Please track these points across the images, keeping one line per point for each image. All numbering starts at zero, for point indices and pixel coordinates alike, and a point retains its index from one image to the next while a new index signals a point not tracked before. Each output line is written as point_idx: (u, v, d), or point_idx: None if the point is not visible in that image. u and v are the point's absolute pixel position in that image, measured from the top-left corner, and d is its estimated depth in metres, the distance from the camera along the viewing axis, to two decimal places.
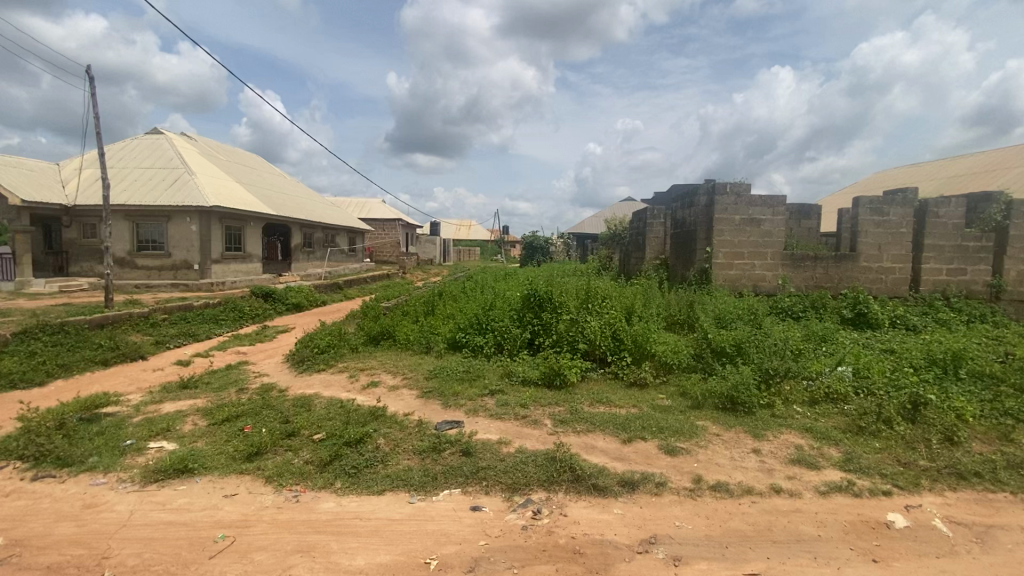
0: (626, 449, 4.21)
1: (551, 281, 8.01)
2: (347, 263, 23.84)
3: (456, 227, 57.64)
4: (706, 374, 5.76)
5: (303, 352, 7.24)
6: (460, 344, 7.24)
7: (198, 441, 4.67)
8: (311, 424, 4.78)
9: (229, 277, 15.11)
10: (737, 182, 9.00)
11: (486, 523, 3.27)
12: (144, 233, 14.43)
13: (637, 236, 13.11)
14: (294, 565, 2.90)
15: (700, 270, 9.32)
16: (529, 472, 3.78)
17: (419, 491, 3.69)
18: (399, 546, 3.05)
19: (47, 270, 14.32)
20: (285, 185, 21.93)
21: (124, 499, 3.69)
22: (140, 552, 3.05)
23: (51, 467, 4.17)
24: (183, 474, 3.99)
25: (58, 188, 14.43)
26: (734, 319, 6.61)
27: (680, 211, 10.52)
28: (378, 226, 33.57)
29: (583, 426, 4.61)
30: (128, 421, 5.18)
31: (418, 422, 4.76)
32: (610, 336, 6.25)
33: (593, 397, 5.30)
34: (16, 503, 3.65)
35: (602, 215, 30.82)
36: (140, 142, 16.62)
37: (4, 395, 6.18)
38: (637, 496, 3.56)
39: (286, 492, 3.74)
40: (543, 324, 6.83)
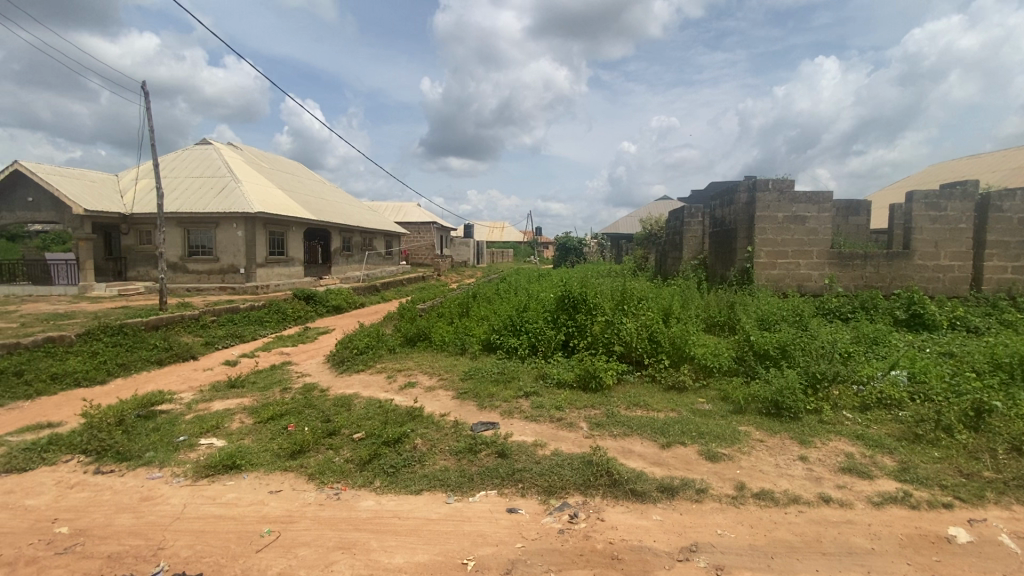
0: (665, 454, 4.12)
1: (586, 283, 7.95)
2: (384, 266, 24.37)
3: (489, 229, 58.08)
4: (748, 379, 5.57)
5: (343, 353, 7.44)
6: (494, 346, 7.26)
7: (245, 438, 4.86)
8: (350, 423, 4.90)
9: (272, 280, 15.69)
10: (779, 178, 8.68)
11: (522, 526, 3.27)
12: (194, 239, 15.15)
13: (673, 235, 12.85)
14: (336, 562, 2.97)
15: (741, 270, 9.03)
16: (566, 475, 3.75)
17: (456, 491, 3.72)
18: (436, 546, 3.08)
19: (108, 275, 15.26)
20: (324, 191, 22.59)
21: (178, 492, 3.88)
22: (192, 545, 3.19)
23: (111, 461, 4.42)
24: (232, 470, 4.17)
25: (117, 197, 15.33)
26: (778, 321, 6.36)
27: (718, 210, 10.22)
28: (414, 229, 34.17)
29: (620, 430, 4.54)
30: (180, 418, 5.44)
31: (454, 422, 4.81)
32: (647, 339, 6.13)
33: (629, 400, 5.22)
34: (81, 494, 3.89)
35: (637, 215, 30.34)
36: (190, 152, 17.47)
37: (71, 393, 6.61)
38: (677, 502, 3.47)
39: (327, 490, 3.84)
40: (578, 326, 6.78)
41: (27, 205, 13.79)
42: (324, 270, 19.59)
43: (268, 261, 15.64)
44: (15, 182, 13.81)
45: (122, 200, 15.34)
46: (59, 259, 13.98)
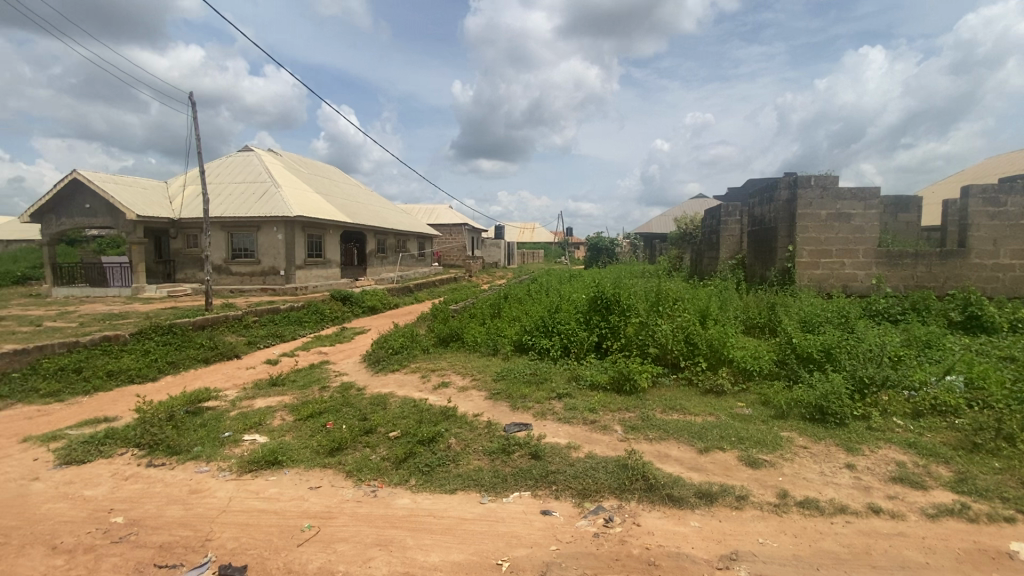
0: (703, 459, 4.02)
1: (619, 283, 7.86)
2: (416, 267, 24.74)
3: (520, 231, 58.15)
4: (791, 383, 5.39)
5: (379, 353, 7.60)
6: (526, 347, 7.25)
7: (287, 434, 5.01)
8: (386, 421, 4.99)
9: (311, 282, 16.17)
10: (823, 174, 8.34)
11: (557, 528, 3.25)
12: (237, 242, 15.75)
13: (709, 235, 12.56)
14: (374, 558, 3.03)
15: (782, 270, 8.74)
16: (600, 478, 3.71)
17: (490, 491, 3.74)
18: (471, 546, 3.10)
19: (158, 277, 16.07)
20: (360, 195, 23.10)
21: (224, 486, 4.04)
22: (237, 537, 3.31)
23: (162, 455, 4.64)
24: (274, 466, 4.31)
25: (166, 203, 16.08)
26: (822, 323, 6.12)
27: (758, 208, 9.90)
28: (445, 231, 34.53)
29: (656, 433, 4.46)
30: (225, 414, 5.66)
31: (487, 423, 4.83)
32: (683, 341, 6.00)
33: (665, 403, 5.12)
34: (135, 486, 4.10)
35: (670, 214, 29.76)
36: (233, 159, 18.18)
37: (125, 390, 6.98)
38: (716, 509, 3.38)
39: (364, 487, 3.92)
40: (611, 328, 6.71)
41: (85, 211, 14.62)
42: (359, 271, 20.05)
43: (307, 263, 16.12)
44: (74, 190, 14.64)
45: (171, 205, 16.08)
46: (114, 262, 14.82)
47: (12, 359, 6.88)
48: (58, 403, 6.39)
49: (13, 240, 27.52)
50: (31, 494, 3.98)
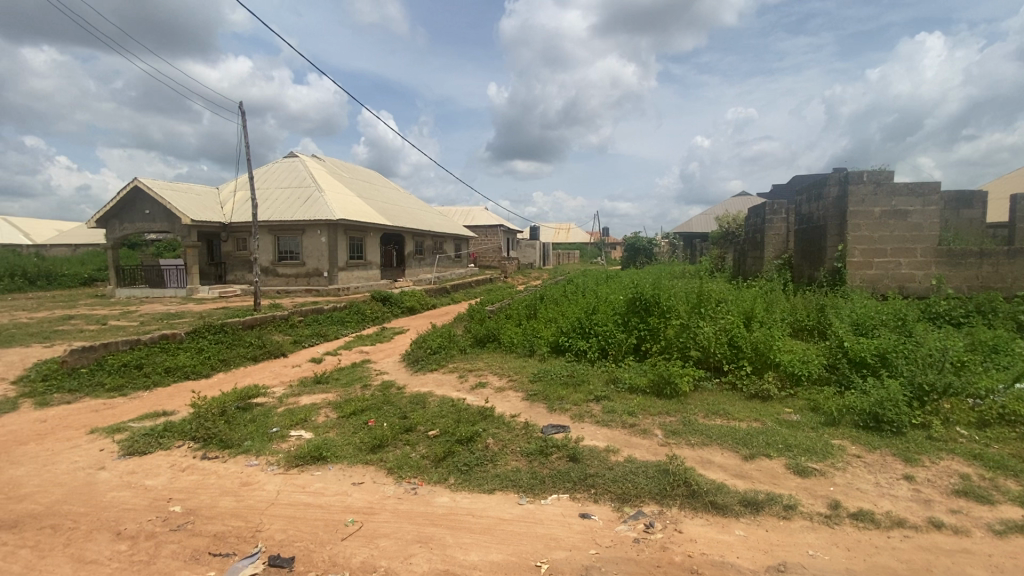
0: (748, 466, 3.89)
1: (658, 284, 7.71)
2: (453, 268, 25.05)
3: (555, 231, 57.99)
4: (842, 389, 5.15)
5: (418, 353, 7.74)
6: (563, 348, 7.22)
7: (331, 431, 5.17)
8: (425, 420, 5.07)
9: (352, 283, 16.63)
10: (876, 169, 7.94)
11: (596, 532, 3.22)
12: (283, 245, 16.36)
13: (754, 234, 12.14)
14: (414, 555, 3.08)
15: (832, 270, 8.37)
16: (641, 483, 3.65)
17: (529, 492, 3.74)
18: (509, 546, 3.11)
19: (210, 279, 16.92)
20: (398, 198, 23.58)
21: (272, 479, 4.20)
22: (285, 529, 3.44)
23: (215, 448, 4.87)
24: (319, 461, 4.45)
25: (218, 208, 16.89)
26: (876, 326, 5.83)
27: (805, 205, 9.52)
28: (481, 233, 34.82)
29: (698, 438, 4.35)
30: (273, 410, 5.89)
31: (525, 424, 4.83)
32: (727, 343, 5.82)
33: (708, 408, 4.98)
34: (191, 477, 4.33)
35: (710, 213, 29.02)
36: (279, 165, 18.90)
37: (182, 385, 7.38)
38: (762, 518, 3.27)
39: (405, 484, 4.00)
40: (650, 330, 6.60)
41: (145, 217, 15.53)
42: (398, 273, 20.50)
43: (348, 265, 16.58)
44: (135, 197, 15.57)
45: (222, 210, 16.87)
46: (171, 264, 15.69)
47: (81, 356, 7.38)
48: (121, 397, 6.82)
49: (81, 243, 29.54)
50: (98, 482, 4.26)
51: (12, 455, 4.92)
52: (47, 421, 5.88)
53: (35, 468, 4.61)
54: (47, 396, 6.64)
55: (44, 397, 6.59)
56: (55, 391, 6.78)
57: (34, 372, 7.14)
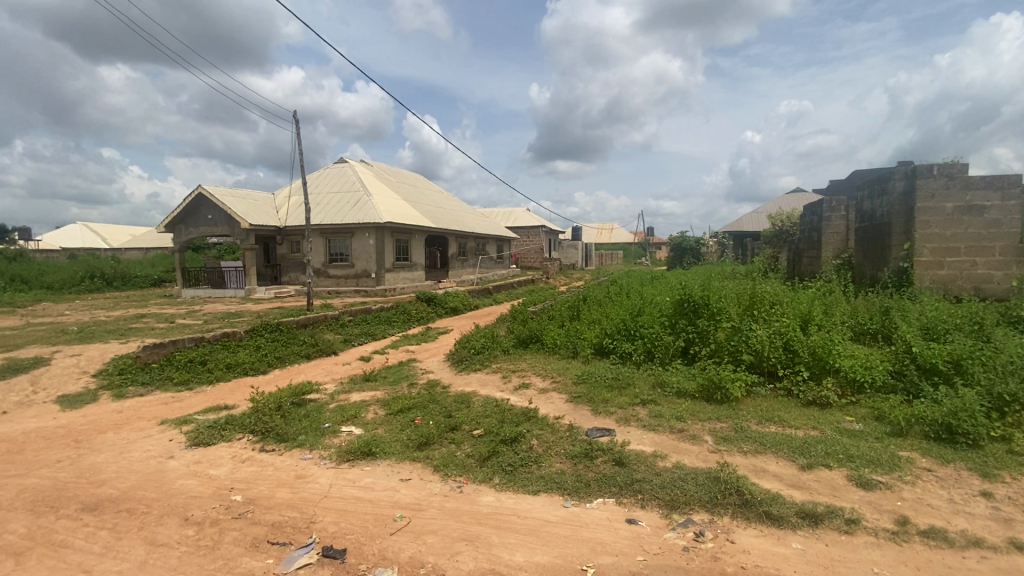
0: (806, 476, 3.71)
1: (707, 285, 7.49)
2: (495, 270, 25.26)
3: (598, 231, 57.40)
4: (910, 398, 4.84)
5: (462, 352, 7.86)
6: (608, 350, 7.13)
7: (379, 428, 5.32)
8: (470, 419, 5.14)
9: (398, 285, 17.07)
10: (948, 162, 7.40)
11: (642, 538, 3.16)
12: (334, 247, 16.97)
13: (810, 233, 11.57)
14: (461, 552, 3.12)
15: (897, 270, 7.87)
16: (690, 490, 3.55)
17: (573, 495, 3.72)
18: (555, 548, 3.10)
19: (267, 279, 17.80)
20: (442, 201, 23.99)
21: (325, 473, 4.37)
22: (337, 522, 3.57)
23: (272, 441, 5.11)
24: (368, 456, 4.60)
25: (273, 213, 17.74)
26: (949, 331, 5.43)
27: (867, 201, 8.99)
28: (524, 234, 34.94)
29: (750, 446, 4.19)
30: (325, 406, 6.13)
31: (569, 426, 4.79)
32: (782, 347, 5.57)
33: (761, 414, 4.79)
34: (251, 468, 4.57)
35: (762, 211, 27.93)
36: (330, 171, 19.64)
37: (241, 381, 7.80)
38: (821, 531, 3.12)
39: (450, 482, 4.06)
40: (699, 332, 6.41)
41: (208, 222, 16.50)
42: (442, 274, 20.87)
43: (394, 267, 17.02)
44: (199, 203, 16.56)
45: (278, 215, 17.71)
46: (231, 266, 16.62)
47: (152, 351, 7.93)
48: (187, 391, 7.28)
49: (152, 246, 31.81)
50: (167, 471, 4.56)
51: (94, 443, 5.35)
52: (123, 412, 6.36)
53: (113, 454, 4.99)
54: (123, 388, 7.18)
55: (120, 389, 7.13)
56: (130, 384, 7.31)
57: (112, 366, 7.74)
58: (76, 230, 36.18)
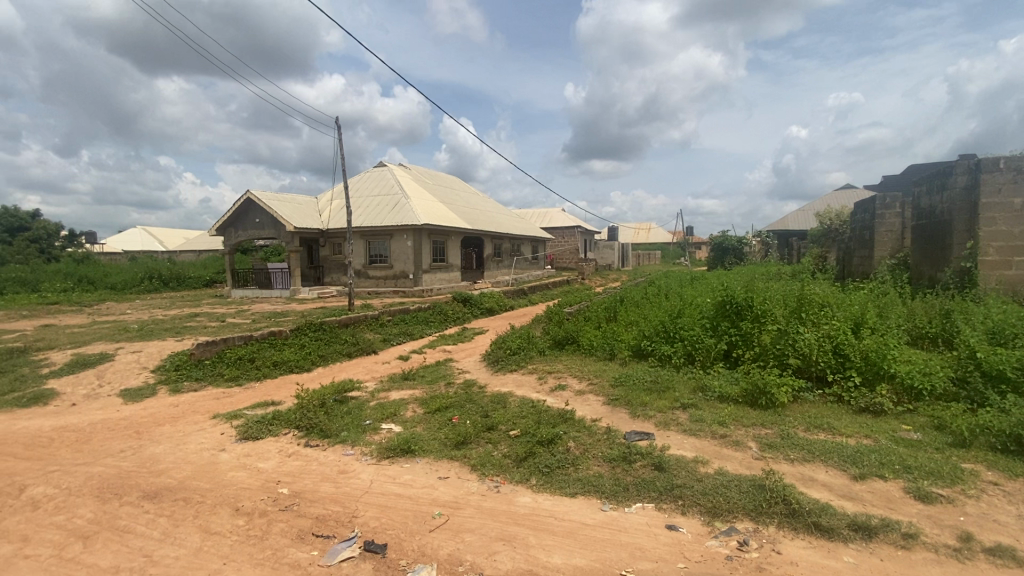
0: (859, 487, 3.55)
1: (752, 287, 7.25)
2: (531, 270, 25.28)
3: (635, 232, 56.55)
4: (975, 407, 4.54)
5: (498, 353, 7.92)
6: (646, 353, 7.01)
7: (418, 426, 5.42)
8: (507, 419, 5.17)
9: (435, 285, 17.34)
10: (1016, 155, 6.92)
11: (683, 545, 3.09)
12: (373, 249, 17.40)
13: (861, 231, 11.03)
14: (498, 552, 3.14)
15: (959, 271, 7.40)
16: (733, 498, 3.45)
17: (611, 499, 3.68)
18: (593, 552, 3.08)
19: (310, 280, 18.41)
20: (478, 202, 24.18)
21: (366, 469, 4.49)
22: (378, 517, 3.66)
23: (316, 436, 5.30)
24: (407, 454, 4.69)
25: (317, 216, 18.34)
26: (1020, 336, 5.06)
27: (926, 197, 8.50)
28: (559, 235, 34.83)
29: (798, 454, 4.04)
30: (366, 404, 6.30)
31: (607, 429, 4.74)
32: (831, 351, 5.35)
33: (808, 421, 4.60)
34: (297, 462, 4.75)
35: (809, 209, 26.83)
36: (370, 175, 20.13)
37: (287, 378, 8.11)
38: (875, 546, 2.97)
39: (488, 481, 4.09)
40: (742, 335, 6.21)
41: (255, 225, 17.22)
42: (477, 274, 21.07)
43: (432, 267, 17.30)
44: (247, 208, 17.30)
45: (320, 217, 18.31)
46: (277, 267, 17.29)
47: (205, 348, 8.34)
48: (237, 387, 7.63)
49: (205, 249, 33.53)
50: (220, 463, 4.79)
51: (153, 434, 5.68)
52: (179, 405, 6.72)
53: (171, 446, 5.29)
54: (179, 383, 7.59)
55: (176, 384, 7.54)
56: (185, 379, 7.73)
57: (169, 362, 8.19)
58: (137, 234, 38.49)
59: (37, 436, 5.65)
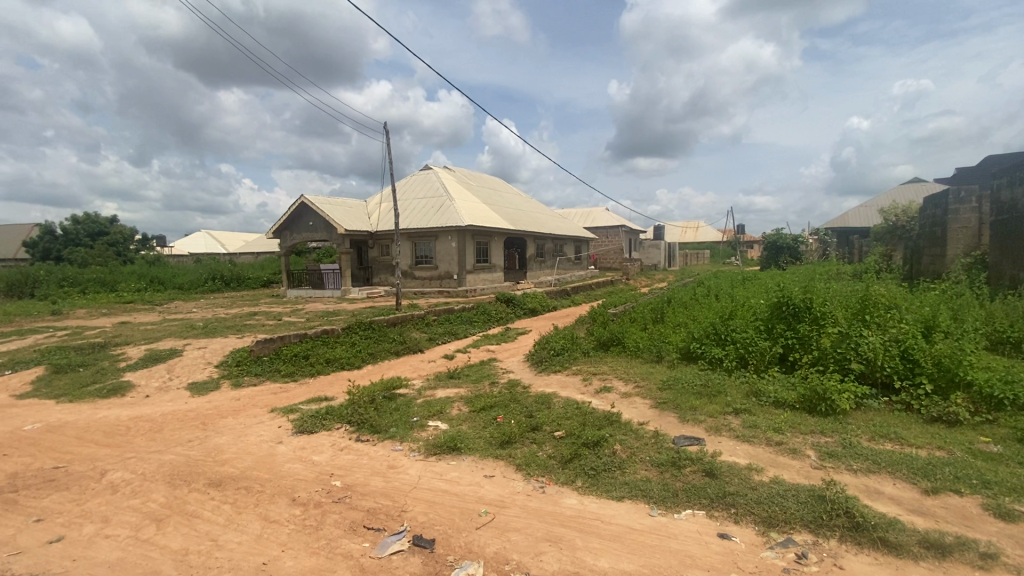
0: (931, 502, 3.32)
1: (810, 288, 6.92)
2: (573, 270, 25.10)
3: (682, 231, 55.09)
4: None
5: (542, 353, 7.91)
6: (695, 356, 6.81)
7: (463, 424, 5.50)
8: (551, 420, 5.16)
9: (479, 285, 17.52)
10: None
11: (736, 555, 2.99)
12: (419, 250, 17.78)
13: (932, 227, 10.29)
14: (544, 553, 3.15)
15: None
16: (791, 508, 3.31)
17: (660, 504, 3.60)
18: (641, 557, 3.03)
19: (360, 280, 19.00)
20: (522, 203, 24.22)
21: (414, 464, 4.60)
22: (426, 512, 3.74)
23: (367, 432, 5.48)
24: (454, 451, 4.77)
25: (366, 218, 18.93)
26: None
27: (1007, 191, 7.84)
28: (603, 234, 34.45)
29: (861, 464, 3.82)
30: (413, 401, 6.45)
31: (654, 433, 4.65)
32: (898, 356, 5.04)
33: (872, 430, 4.34)
34: (349, 456, 4.92)
35: (872, 206, 25.28)
36: (416, 178, 20.60)
37: (338, 374, 8.43)
38: (950, 565, 2.76)
39: (533, 482, 4.11)
40: (799, 338, 5.93)
41: (308, 228, 17.95)
42: (520, 275, 21.12)
43: (475, 268, 17.50)
44: (301, 211, 18.08)
45: (370, 220, 18.91)
46: (328, 268, 17.96)
47: (264, 345, 8.79)
48: (293, 382, 8.01)
49: (262, 250, 35.36)
50: (278, 454, 5.04)
51: (217, 426, 6.04)
52: (240, 399, 7.11)
53: (233, 437, 5.61)
54: (240, 378, 8.05)
55: (238, 379, 7.99)
56: (246, 374, 8.18)
57: (231, 358, 8.68)
58: (201, 237, 41.00)
59: (116, 425, 6.13)
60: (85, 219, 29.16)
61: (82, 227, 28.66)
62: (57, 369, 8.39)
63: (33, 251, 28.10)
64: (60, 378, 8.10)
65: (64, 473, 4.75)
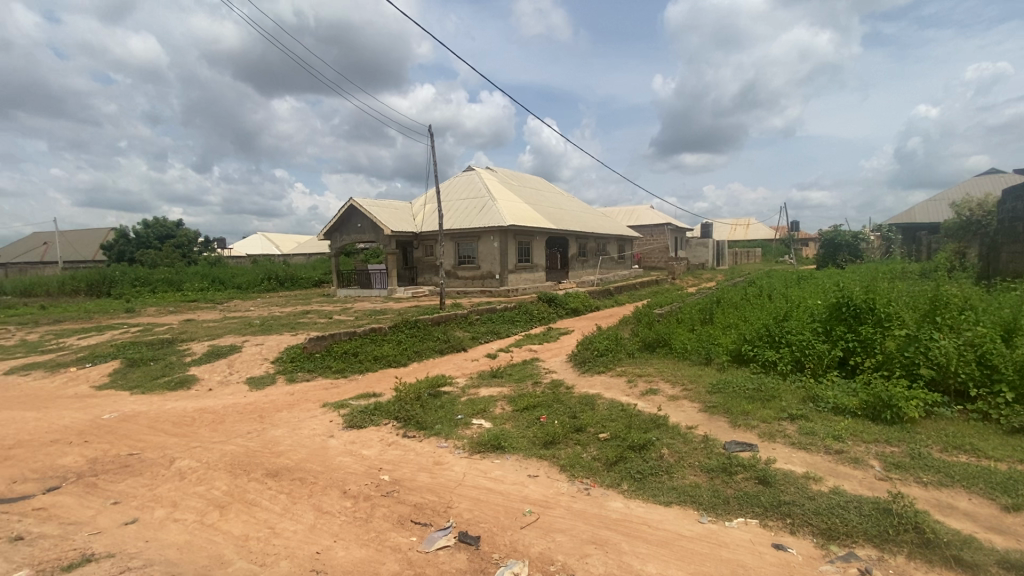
0: (1013, 520, 3.06)
1: (873, 288, 6.51)
2: (616, 270, 24.70)
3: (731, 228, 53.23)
4: None
5: (585, 353, 7.85)
6: (747, 358, 6.57)
7: (506, 423, 5.53)
8: (595, 422, 5.11)
9: (521, 285, 17.55)
10: None
11: (793, 567, 2.87)
12: (462, 250, 18.00)
13: (1012, 221, 9.47)
14: (590, 555, 3.12)
15: None
16: (853, 520, 3.14)
17: (710, 511, 3.50)
18: (691, 565, 2.96)
19: (405, 280, 19.43)
20: (563, 202, 24.07)
21: (459, 462, 4.67)
22: (471, 509, 3.79)
23: (413, 428, 5.61)
24: (498, 450, 4.81)
25: (410, 219, 19.33)
26: None
27: None
28: (647, 233, 33.78)
29: (932, 476, 3.57)
30: (457, 399, 6.54)
31: (703, 437, 4.52)
32: (974, 362, 4.68)
33: (945, 440, 4.05)
34: (396, 451, 5.05)
35: (943, 199, 23.55)
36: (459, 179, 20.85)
37: (385, 371, 8.67)
38: None
39: (578, 483, 4.08)
40: (861, 341, 5.60)
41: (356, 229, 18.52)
42: (562, 274, 21.00)
43: (517, 267, 17.55)
44: (350, 214, 18.67)
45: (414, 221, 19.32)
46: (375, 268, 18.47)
47: (317, 342, 9.14)
48: (343, 378, 8.31)
49: (314, 252, 36.93)
50: (329, 448, 5.24)
51: (273, 419, 6.34)
52: (294, 394, 7.44)
53: (288, 430, 5.88)
54: (294, 373, 8.42)
55: (292, 374, 8.37)
56: (300, 370, 8.55)
57: (286, 354, 9.09)
58: (258, 239, 43.20)
59: (183, 416, 6.55)
60: (155, 223, 31.27)
61: (151, 231, 30.76)
62: (131, 363, 9.05)
63: (110, 253, 30.40)
64: (134, 371, 8.73)
65: (138, 459, 5.13)
